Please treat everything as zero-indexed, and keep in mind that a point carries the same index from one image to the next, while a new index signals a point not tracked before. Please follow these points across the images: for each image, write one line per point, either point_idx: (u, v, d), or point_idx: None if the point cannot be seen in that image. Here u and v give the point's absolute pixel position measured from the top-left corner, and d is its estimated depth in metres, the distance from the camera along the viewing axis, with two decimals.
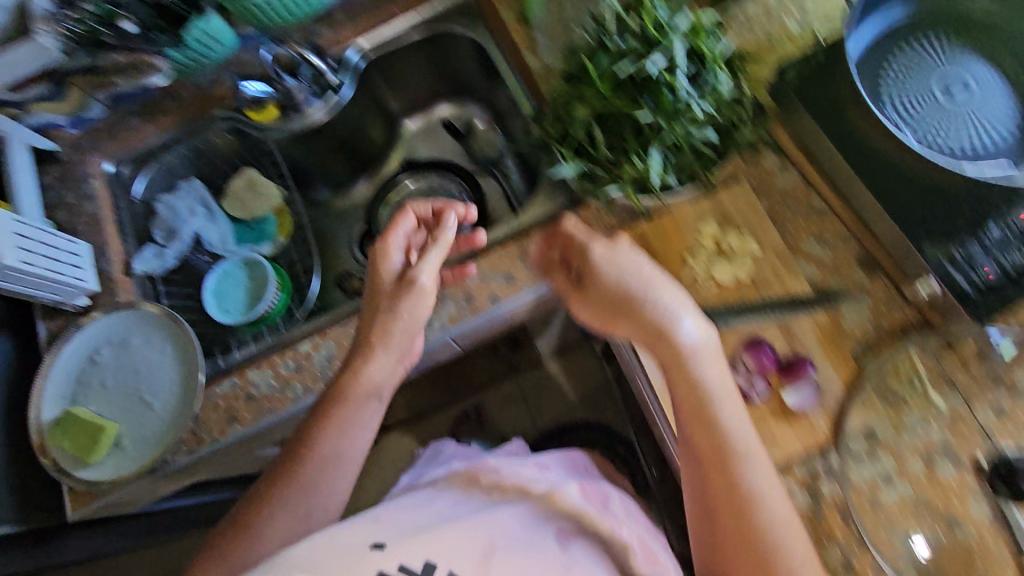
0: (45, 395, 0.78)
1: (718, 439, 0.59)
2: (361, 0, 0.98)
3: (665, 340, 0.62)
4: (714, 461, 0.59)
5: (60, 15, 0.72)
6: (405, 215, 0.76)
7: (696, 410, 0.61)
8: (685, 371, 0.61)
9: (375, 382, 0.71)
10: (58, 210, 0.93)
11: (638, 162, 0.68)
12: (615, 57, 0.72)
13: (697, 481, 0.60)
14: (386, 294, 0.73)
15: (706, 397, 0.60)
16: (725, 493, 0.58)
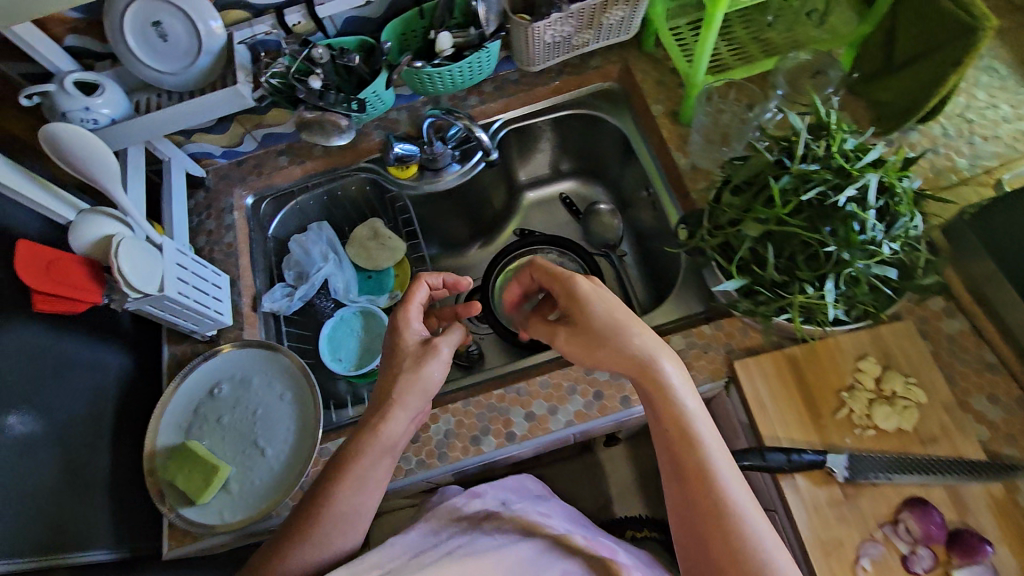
0: (163, 422, 0.79)
1: (710, 481, 0.53)
2: (516, 76, 0.99)
3: (652, 375, 0.57)
4: (713, 516, 0.52)
5: (262, 67, 0.73)
6: (422, 283, 0.72)
7: (683, 453, 0.55)
8: (671, 409, 0.56)
9: (391, 439, 0.65)
10: (199, 235, 0.95)
11: (812, 292, 0.64)
12: (797, 176, 0.65)
13: (691, 538, 0.53)
14: (407, 360, 0.67)
15: (696, 438, 0.55)
16: (727, 551, 0.51)
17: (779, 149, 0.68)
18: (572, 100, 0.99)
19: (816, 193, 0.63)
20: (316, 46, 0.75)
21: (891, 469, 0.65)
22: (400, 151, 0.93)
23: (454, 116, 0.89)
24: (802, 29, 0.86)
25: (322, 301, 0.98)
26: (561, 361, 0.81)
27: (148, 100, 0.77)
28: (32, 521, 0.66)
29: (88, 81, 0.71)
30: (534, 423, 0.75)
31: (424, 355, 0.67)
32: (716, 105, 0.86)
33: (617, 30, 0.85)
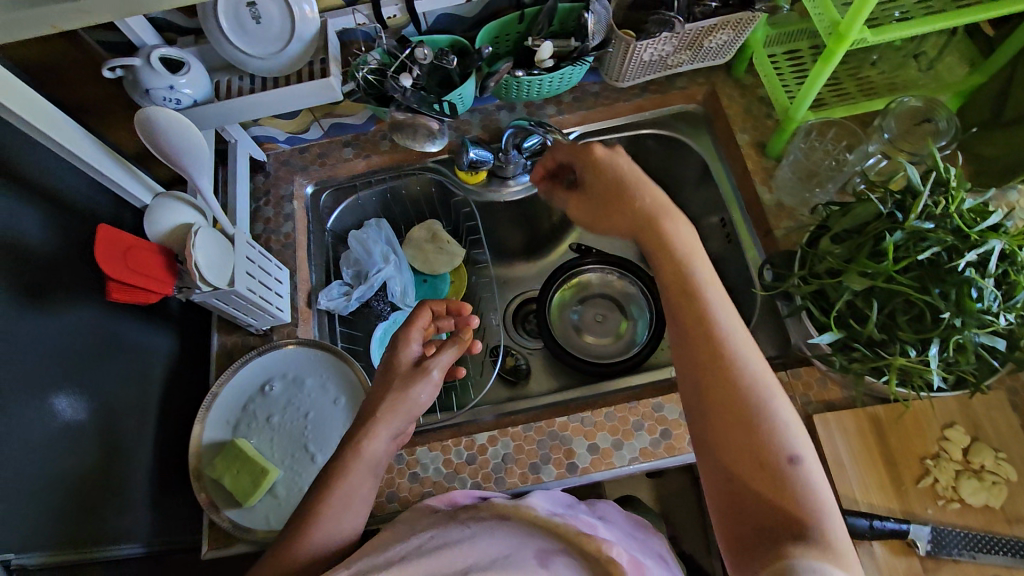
0: (210, 417, 0.77)
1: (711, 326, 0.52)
2: (596, 89, 0.96)
3: (659, 226, 0.57)
4: (707, 359, 0.51)
5: (361, 61, 0.71)
6: (427, 308, 0.69)
7: (683, 299, 0.54)
8: (674, 256, 0.56)
9: (376, 457, 0.63)
10: (257, 221, 0.93)
11: (914, 356, 0.61)
12: (911, 232, 0.61)
13: (689, 383, 0.52)
14: (396, 380, 0.66)
15: (695, 285, 0.54)
16: (722, 389, 0.50)
17: (891, 201, 0.65)
18: (652, 119, 0.96)
19: (933, 252, 0.60)
20: (420, 45, 0.71)
21: (974, 546, 0.62)
22: (474, 156, 0.89)
23: (547, 128, 0.87)
24: (908, 72, 0.83)
25: (379, 304, 0.95)
26: (629, 394, 0.78)
27: (229, 82, 0.74)
28: (72, 513, 0.63)
29: (173, 58, 0.68)
30: (597, 457, 0.73)
31: (412, 377, 0.66)
32: (811, 142, 0.84)
33: (713, 53, 0.83)
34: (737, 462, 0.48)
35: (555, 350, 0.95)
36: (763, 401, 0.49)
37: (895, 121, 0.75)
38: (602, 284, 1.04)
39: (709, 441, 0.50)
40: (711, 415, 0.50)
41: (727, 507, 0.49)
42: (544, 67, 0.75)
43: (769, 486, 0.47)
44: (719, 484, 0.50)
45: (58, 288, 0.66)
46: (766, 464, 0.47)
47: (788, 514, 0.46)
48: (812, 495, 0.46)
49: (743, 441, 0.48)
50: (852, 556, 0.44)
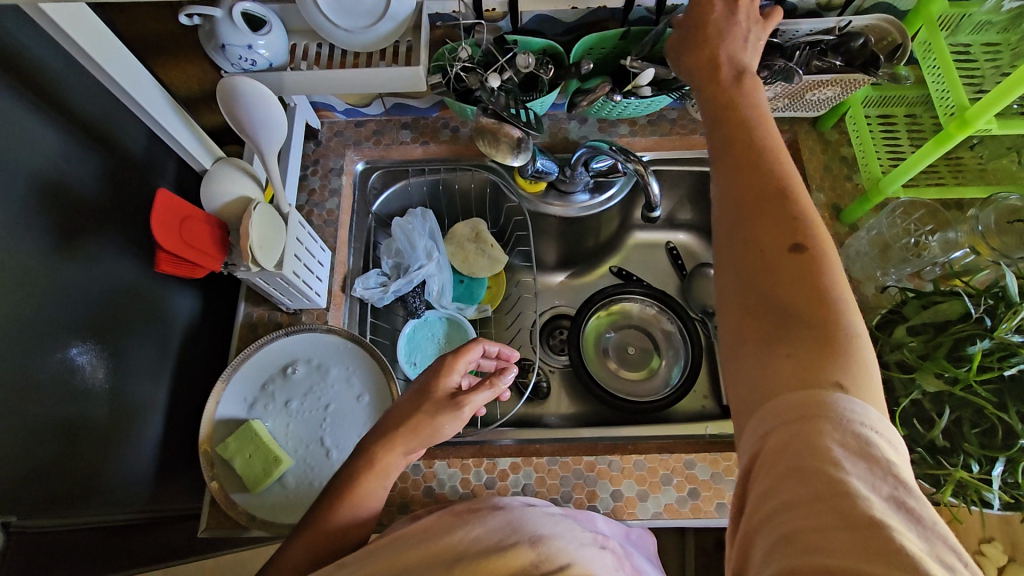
0: (228, 391, 0.74)
1: (746, 135, 0.47)
2: (672, 117, 0.92)
3: (730, 61, 0.54)
4: (745, 169, 0.45)
5: (454, 56, 0.68)
6: (479, 344, 0.66)
7: (732, 120, 0.49)
8: (731, 92, 0.52)
9: (394, 465, 0.61)
10: (301, 191, 0.88)
11: (976, 471, 0.58)
12: (1000, 348, 0.58)
13: (723, 191, 0.46)
14: (428, 405, 0.62)
15: (749, 112, 0.49)
16: (749, 197, 0.44)
17: (982, 304, 0.61)
18: None
19: (1019, 369, 0.57)
20: (523, 53, 0.67)
21: None
22: (540, 167, 0.85)
23: (628, 157, 0.80)
24: (1006, 164, 0.79)
25: (415, 300, 0.91)
26: (660, 443, 0.75)
27: (306, 47, 0.69)
28: (80, 478, 0.60)
29: (256, 15, 0.63)
30: (621, 505, 0.70)
31: (444, 407, 0.62)
32: (893, 220, 0.78)
33: (808, 107, 0.79)
34: (752, 266, 0.42)
35: (585, 379, 0.91)
36: (789, 204, 0.43)
37: (993, 215, 0.71)
38: (641, 316, 1.01)
39: (723, 251, 0.44)
40: (731, 223, 0.44)
41: (734, 319, 0.42)
42: (639, 94, 0.73)
43: (789, 292, 0.40)
44: (732, 298, 0.43)
45: (95, 239, 0.62)
46: (785, 267, 0.40)
47: (807, 323, 0.39)
48: (835, 306, 0.39)
49: (761, 244, 0.42)
50: (875, 384, 0.38)
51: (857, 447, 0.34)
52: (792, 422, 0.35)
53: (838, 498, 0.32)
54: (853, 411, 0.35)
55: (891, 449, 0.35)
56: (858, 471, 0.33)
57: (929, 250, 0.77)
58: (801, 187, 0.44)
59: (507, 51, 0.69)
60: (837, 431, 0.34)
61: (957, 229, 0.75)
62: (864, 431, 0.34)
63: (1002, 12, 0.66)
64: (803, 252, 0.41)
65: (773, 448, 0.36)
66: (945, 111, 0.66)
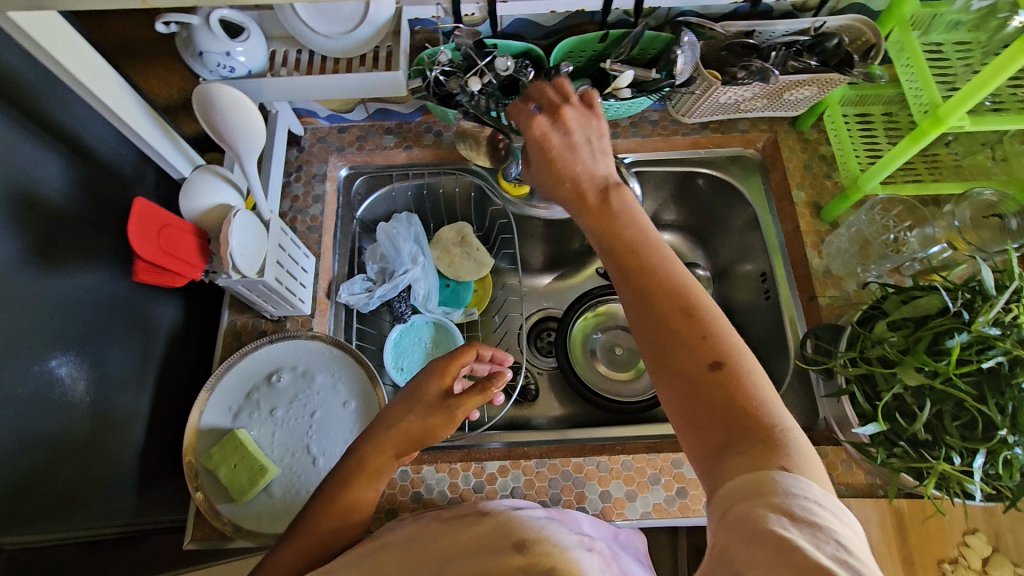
0: (213, 400, 0.73)
1: (633, 264, 0.48)
2: (655, 118, 0.93)
3: (590, 179, 0.54)
4: (644, 299, 0.45)
5: (434, 61, 0.68)
6: (475, 349, 0.65)
7: (615, 252, 0.49)
8: (603, 220, 0.51)
9: (384, 468, 0.61)
10: (284, 197, 0.88)
11: (958, 463, 0.59)
12: (977, 341, 0.59)
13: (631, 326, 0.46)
14: (419, 407, 0.62)
15: (627, 238, 0.50)
16: (652, 322, 0.44)
17: (960, 298, 0.62)
18: (709, 158, 0.92)
19: (997, 361, 0.58)
20: (502, 56, 0.67)
21: None
22: None
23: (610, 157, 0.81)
24: (980, 160, 0.80)
25: (401, 305, 0.91)
26: (648, 443, 0.76)
27: (285, 53, 0.69)
28: (60, 492, 0.59)
29: (233, 21, 0.63)
30: (609, 505, 0.70)
31: (435, 410, 0.62)
32: (872, 216, 0.80)
33: (787, 106, 0.80)
34: (683, 389, 0.42)
35: (570, 381, 0.92)
36: (693, 321, 0.43)
37: (969, 210, 0.73)
38: (628, 317, 1.02)
39: (654, 375, 0.44)
40: (647, 351, 0.45)
41: (688, 445, 0.42)
42: (619, 95, 0.72)
43: (718, 403, 0.40)
44: (672, 415, 0.43)
45: (72, 249, 0.61)
46: (705, 382, 0.41)
47: (748, 428, 0.39)
48: (764, 403, 0.40)
49: (677, 364, 0.42)
50: (814, 459, 0.38)
51: (805, 522, 0.33)
52: (741, 513, 0.35)
53: (798, 571, 0.30)
54: (795, 486, 0.35)
55: (839, 519, 0.34)
56: (804, 535, 0.32)
57: (908, 246, 0.78)
58: (698, 292, 0.45)
59: (485, 56, 0.68)
60: (787, 514, 0.34)
61: (934, 225, 0.76)
62: (813, 508, 0.34)
63: (971, 11, 0.67)
64: (722, 367, 0.41)
65: (727, 534, 0.35)
66: (919, 109, 0.67)
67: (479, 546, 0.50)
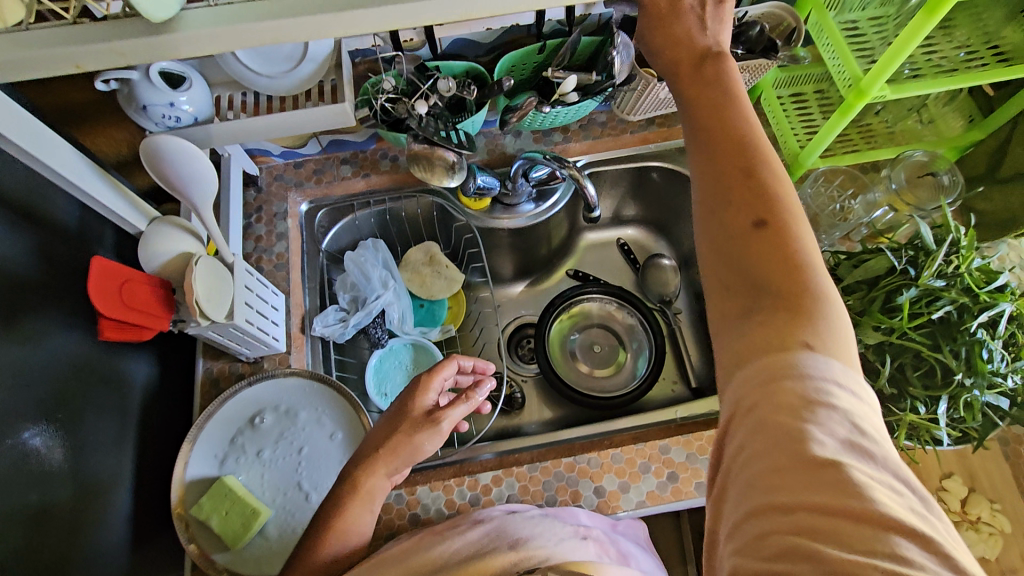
0: (197, 451, 0.72)
1: (722, 130, 0.48)
2: (602, 121, 0.96)
3: (697, 48, 0.53)
4: (721, 160, 0.47)
5: (378, 89, 0.70)
6: (454, 361, 0.68)
7: (708, 119, 0.49)
8: (707, 87, 0.51)
9: (375, 488, 0.61)
10: (248, 239, 0.88)
11: (923, 412, 0.62)
12: (925, 294, 0.63)
13: (700, 186, 0.47)
14: (405, 424, 0.63)
15: (723, 105, 0.50)
16: (721, 185, 0.46)
17: (905, 256, 0.66)
18: (658, 152, 0.95)
19: (946, 311, 0.61)
20: (443, 77, 0.69)
21: None
22: (481, 183, 0.87)
23: (562, 164, 0.83)
24: (910, 125, 0.84)
25: (377, 331, 0.91)
26: (634, 434, 0.77)
27: (230, 97, 0.70)
28: (48, 563, 0.58)
29: (174, 72, 0.64)
30: (604, 500, 0.71)
31: (422, 425, 0.63)
32: (817, 187, 0.84)
33: None
34: (732, 247, 0.43)
35: (556, 385, 0.92)
36: (755, 190, 0.44)
37: (904, 172, 0.77)
38: (603, 313, 1.04)
39: (702, 233, 0.46)
40: (707, 211, 0.46)
41: (717, 300, 0.45)
42: (565, 100, 0.75)
43: (760, 265, 0.42)
44: (716, 274, 0.45)
45: (36, 317, 0.60)
46: (754, 246, 0.42)
47: (775, 290, 0.41)
48: (803, 273, 0.41)
49: (731, 227, 0.44)
50: (845, 339, 0.40)
51: (817, 400, 0.36)
52: (760, 386, 0.38)
53: (799, 446, 0.35)
54: (814, 362, 0.38)
55: (857, 399, 0.37)
56: (815, 416, 0.35)
57: (853, 213, 0.82)
58: (771, 167, 0.45)
59: (428, 78, 0.71)
60: (802, 392, 0.37)
61: (874, 191, 0.80)
62: (831, 385, 0.37)
63: None
64: (766, 229, 0.42)
65: (745, 406, 0.38)
66: (843, 83, 0.71)
67: (471, 552, 0.54)
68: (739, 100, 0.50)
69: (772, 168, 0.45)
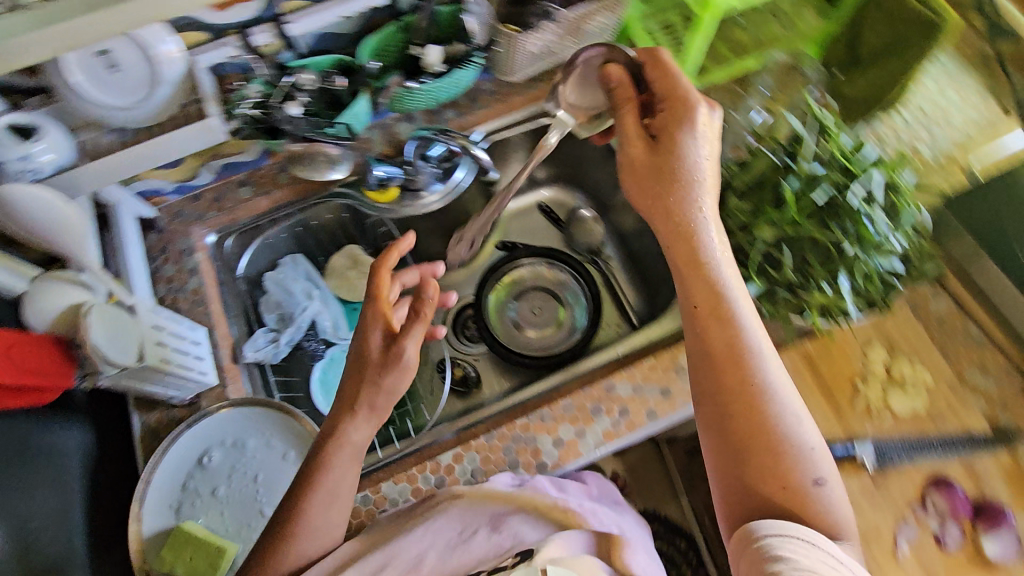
0: (149, 504, 0.70)
1: (745, 360, 0.55)
2: (489, 88, 0.96)
3: (709, 263, 0.59)
4: (743, 395, 0.55)
5: (235, 95, 0.67)
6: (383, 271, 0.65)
7: (728, 344, 0.56)
8: (727, 309, 0.57)
9: (358, 445, 0.63)
10: (159, 283, 0.85)
11: (828, 290, 0.64)
12: (806, 181, 0.67)
13: (720, 411, 0.56)
14: (368, 367, 0.62)
15: (746, 334, 0.56)
16: (748, 416, 0.54)
17: (783, 151, 0.69)
18: (551, 107, 0.96)
19: (827, 193, 0.65)
20: (301, 70, 0.70)
21: (912, 450, 0.66)
22: (381, 174, 0.89)
23: (451, 136, 0.89)
24: (772, 29, 0.87)
25: (312, 344, 0.92)
26: (580, 379, 0.79)
27: (95, 139, 0.64)
28: None
29: (23, 124, 0.59)
30: (564, 450, 0.73)
31: (385, 361, 0.62)
32: None
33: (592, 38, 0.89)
34: (763, 474, 0.53)
35: (501, 352, 0.97)
36: (781, 429, 0.54)
37: (771, 78, 0.86)
38: (534, 275, 1.06)
39: (725, 451, 0.55)
40: (727, 433, 0.55)
41: (737, 517, 0.55)
42: (435, 73, 0.76)
43: (790, 492, 0.53)
44: (738, 489, 0.54)
45: None
46: (791, 483, 0.53)
47: (794, 512, 0.52)
48: (824, 496, 0.53)
49: (764, 460, 0.53)
50: (843, 535, 0.53)
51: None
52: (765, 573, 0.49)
53: None
54: (810, 552, 0.49)
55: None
56: None
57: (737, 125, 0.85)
58: (792, 403, 0.55)
59: (285, 74, 0.70)
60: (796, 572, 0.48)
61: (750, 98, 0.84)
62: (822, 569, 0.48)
63: None
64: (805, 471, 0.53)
65: None
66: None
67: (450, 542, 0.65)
68: (756, 330, 0.57)
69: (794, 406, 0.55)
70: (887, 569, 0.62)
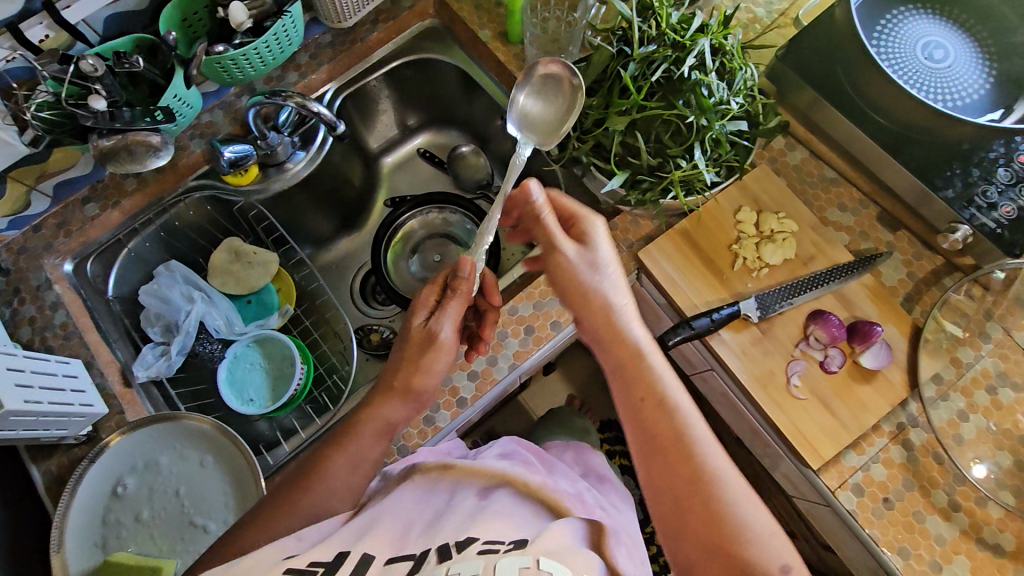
0: (70, 548, 0.67)
1: (688, 446, 0.52)
2: (327, 41, 0.89)
3: (635, 353, 0.57)
4: (692, 485, 0.51)
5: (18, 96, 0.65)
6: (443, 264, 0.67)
7: (669, 432, 0.53)
8: (661, 395, 0.55)
9: (390, 423, 0.63)
10: (21, 327, 0.78)
11: (685, 165, 0.67)
12: (641, 62, 0.67)
13: (672, 502, 0.51)
14: (411, 349, 0.64)
15: (684, 420, 0.53)
16: (699, 503, 0.50)
17: (618, 38, 0.69)
18: (399, 48, 0.92)
19: (663, 70, 0.66)
20: (83, 56, 0.63)
21: (790, 294, 0.72)
22: (232, 154, 0.82)
23: (282, 97, 0.77)
24: None
25: (206, 347, 0.87)
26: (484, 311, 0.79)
27: None
28: None
29: None
30: (480, 380, 0.74)
31: (426, 344, 0.64)
32: (541, 15, 0.85)
33: None
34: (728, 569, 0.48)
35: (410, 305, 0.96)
36: (735, 515, 0.49)
37: None
38: (425, 225, 1.04)
39: (685, 548, 0.50)
40: (684, 527, 0.51)
41: None
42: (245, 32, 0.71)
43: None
44: None
45: None
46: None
47: None
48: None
49: (721, 552, 0.49)
50: None
51: None
52: None
53: None
54: None
55: None
56: None
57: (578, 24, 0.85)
58: (744, 489, 0.51)
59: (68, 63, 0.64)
60: None
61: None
62: None
63: None
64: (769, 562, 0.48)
65: None
66: None
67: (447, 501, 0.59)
68: (696, 418, 0.54)
69: (746, 493, 0.51)
70: (788, 406, 0.69)
